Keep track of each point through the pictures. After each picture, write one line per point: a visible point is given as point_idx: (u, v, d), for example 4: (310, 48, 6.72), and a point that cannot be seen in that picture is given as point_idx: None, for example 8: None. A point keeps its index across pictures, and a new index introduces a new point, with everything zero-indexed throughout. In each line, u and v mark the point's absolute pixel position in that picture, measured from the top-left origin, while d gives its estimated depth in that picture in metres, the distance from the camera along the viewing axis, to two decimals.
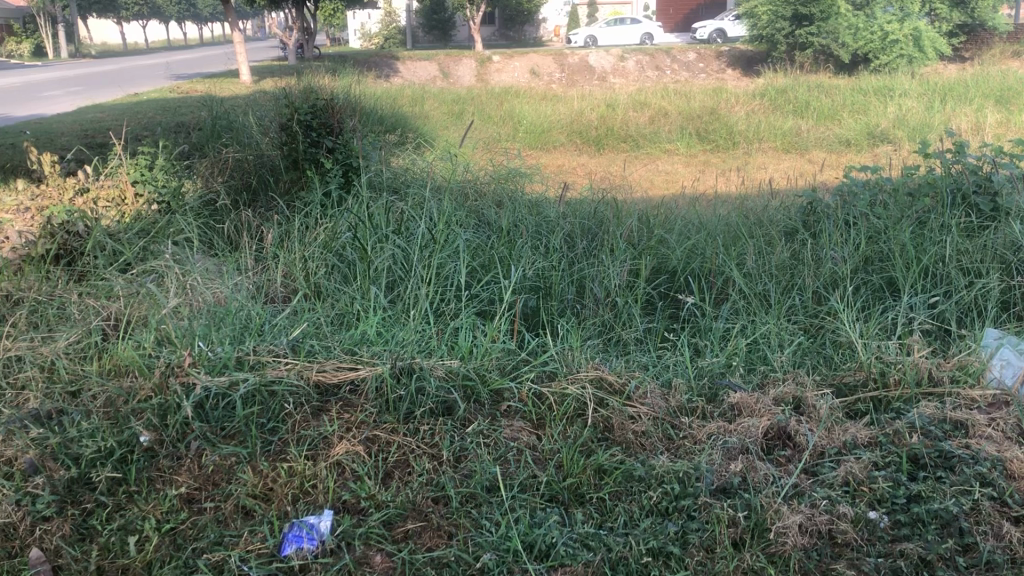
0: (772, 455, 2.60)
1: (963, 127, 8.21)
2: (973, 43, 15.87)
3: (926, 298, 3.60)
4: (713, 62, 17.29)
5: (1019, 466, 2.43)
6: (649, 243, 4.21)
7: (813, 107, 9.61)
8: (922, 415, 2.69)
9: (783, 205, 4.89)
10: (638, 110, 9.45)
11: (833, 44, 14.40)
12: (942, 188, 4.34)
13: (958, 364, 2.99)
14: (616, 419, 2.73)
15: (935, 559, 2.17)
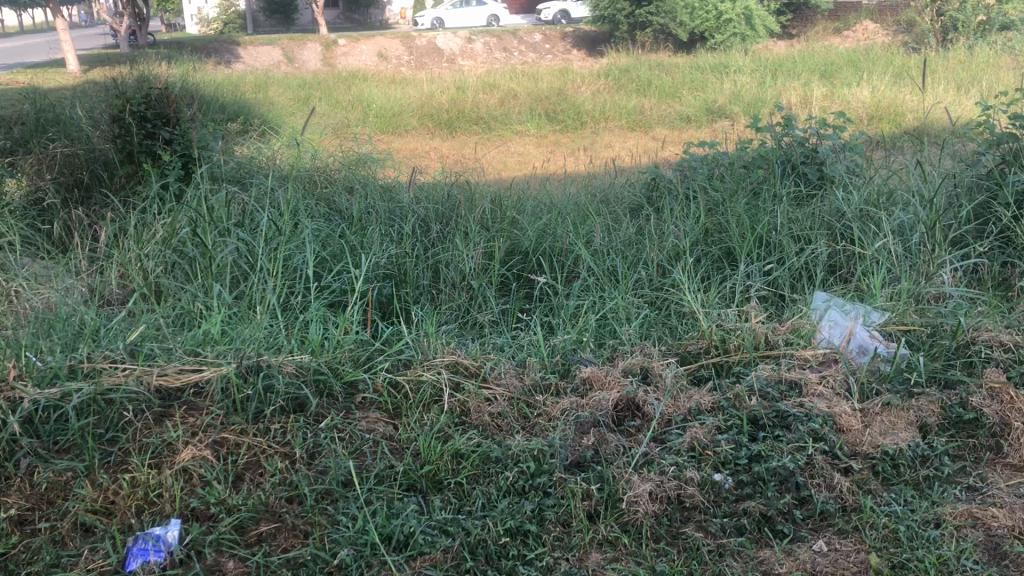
0: (622, 426, 2.67)
1: (792, 102, 8.65)
2: (799, 21, 16.77)
3: (761, 267, 3.80)
4: (558, 43, 17.45)
5: (846, 420, 2.59)
6: (500, 225, 4.23)
7: (655, 85, 9.91)
8: (760, 377, 2.82)
9: (629, 182, 5.03)
10: (488, 92, 9.48)
11: (671, 23, 14.91)
12: (773, 160, 4.55)
13: (792, 327, 3.14)
14: (473, 402, 2.74)
15: (775, 514, 2.30)
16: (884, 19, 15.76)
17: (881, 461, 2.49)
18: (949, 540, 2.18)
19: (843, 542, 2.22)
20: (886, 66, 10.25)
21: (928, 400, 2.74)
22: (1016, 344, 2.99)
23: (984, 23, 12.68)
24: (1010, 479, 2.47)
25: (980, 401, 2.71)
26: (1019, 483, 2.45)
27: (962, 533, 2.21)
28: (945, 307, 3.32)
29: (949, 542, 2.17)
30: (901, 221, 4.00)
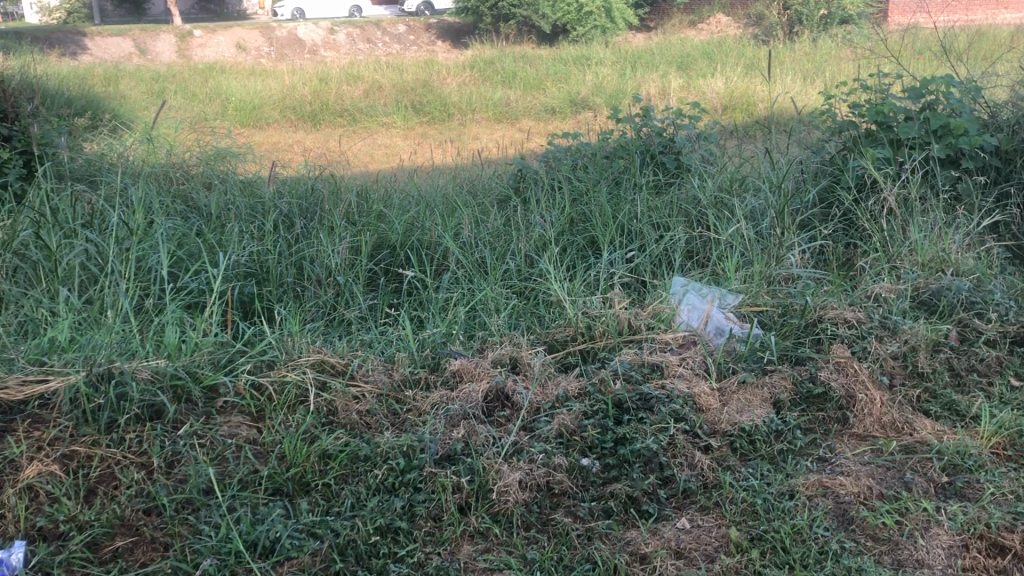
0: (492, 416, 2.68)
1: (651, 93, 8.88)
2: (656, 14, 17.29)
3: (623, 254, 3.89)
4: (423, 34, 17.32)
5: (706, 400, 2.69)
6: (366, 219, 4.17)
7: (519, 77, 9.98)
8: (624, 361, 2.89)
9: (495, 173, 5.05)
10: (352, 84, 9.32)
11: (534, 15, 15.04)
12: (633, 150, 4.66)
13: (654, 312, 3.23)
14: (340, 401, 2.69)
15: (641, 495, 2.36)
16: (735, 13, 16.37)
17: (739, 437, 2.59)
18: (802, 510, 2.29)
19: (704, 518, 2.31)
20: (738, 58, 10.66)
21: (780, 376, 2.88)
22: (858, 320, 3.16)
23: (825, 18, 13.39)
24: (856, 448, 2.61)
25: (828, 375, 2.85)
26: (864, 451, 2.59)
27: (813, 503, 2.32)
28: (794, 288, 3.48)
29: (802, 511, 2.28)
30: (753, 207, 4.18)
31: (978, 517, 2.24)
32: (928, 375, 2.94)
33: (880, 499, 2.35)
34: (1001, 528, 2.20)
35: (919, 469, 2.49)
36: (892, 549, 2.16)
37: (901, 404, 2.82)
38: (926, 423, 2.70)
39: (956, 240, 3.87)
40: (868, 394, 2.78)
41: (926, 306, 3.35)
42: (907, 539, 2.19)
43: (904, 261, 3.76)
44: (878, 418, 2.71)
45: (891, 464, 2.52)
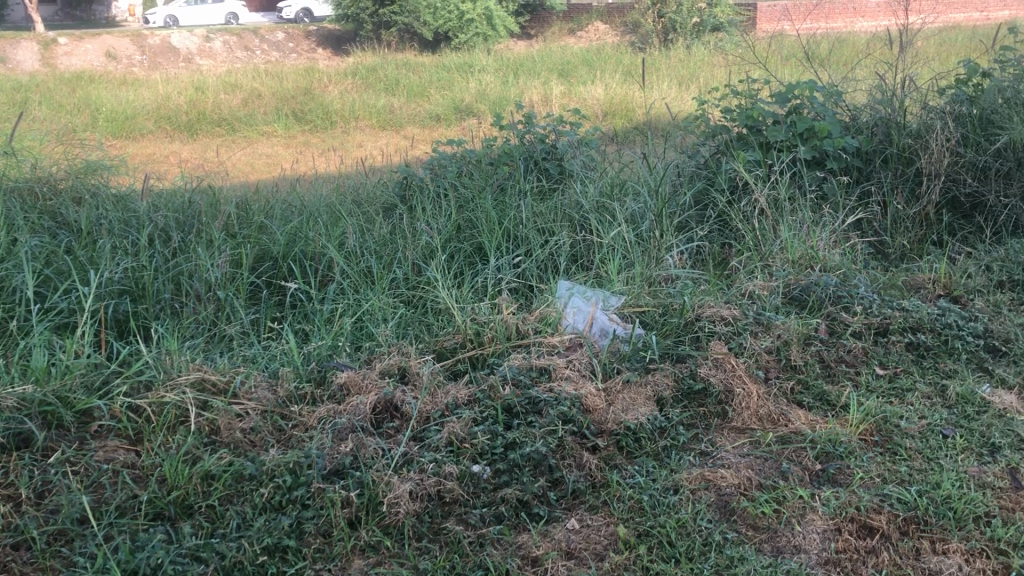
0: (381, 428, 2.66)
1: (534, 100, 8.98)
2: (536, 22, 17.59)
3: (509, 260, 3.92)
4: (303, 42, 17.05)
5: (592, 401, 2.73)
6: (247, 232, 4.07)
7: (402, 84, 9.94)
8: (512, 366, 2.91)
9: (380, 181, 5.01)
10: (229, 93, 9.09)
11: (415, 22, 14.98)
12: (517, 157, 4.70)
13: (541, 316, 3.26)
14: (223, 420, 2.61)
15: (531, 499, 2.38)
16: (612, 20, 16.74)
17: (625, 436, 2.65)
18: (686, 504, 2.36)
19: (593, 517, 2.35)
20: (616, 65, 10.90)
21: (663, 374, 2.95)
22: (734, 317, 3.28)
23: (698, 25, 13.88)
24: (736, 441, 2.70)
25: (707, 371, 2.95)
26: (743, 443, 2.69)
27: (697, 496, 2.40)
28: (674, 289, 3.58)
29: (686, 505, 2.35)
30: (633, 211, 4.27)
31: (849, 500, 2.35)
32: (801, 368, 3.07)
33: (759, 489, 2.44)
34: (870, 510, 2.31)
35: (795, 459, 2.59)
36: (771, 537, 2.25)
37: (777, 397, 2.94)
38: (800, 414, 2.82)
39: (823, 238, 4.06)
40: (746, 388, 2.88)
41: (796, 302, 3.50)
42: (785, 526, 2.28)
43: (776, 259, 3.92)
44: (755, 411, 2.81)
45: (768, 454, 2.62)
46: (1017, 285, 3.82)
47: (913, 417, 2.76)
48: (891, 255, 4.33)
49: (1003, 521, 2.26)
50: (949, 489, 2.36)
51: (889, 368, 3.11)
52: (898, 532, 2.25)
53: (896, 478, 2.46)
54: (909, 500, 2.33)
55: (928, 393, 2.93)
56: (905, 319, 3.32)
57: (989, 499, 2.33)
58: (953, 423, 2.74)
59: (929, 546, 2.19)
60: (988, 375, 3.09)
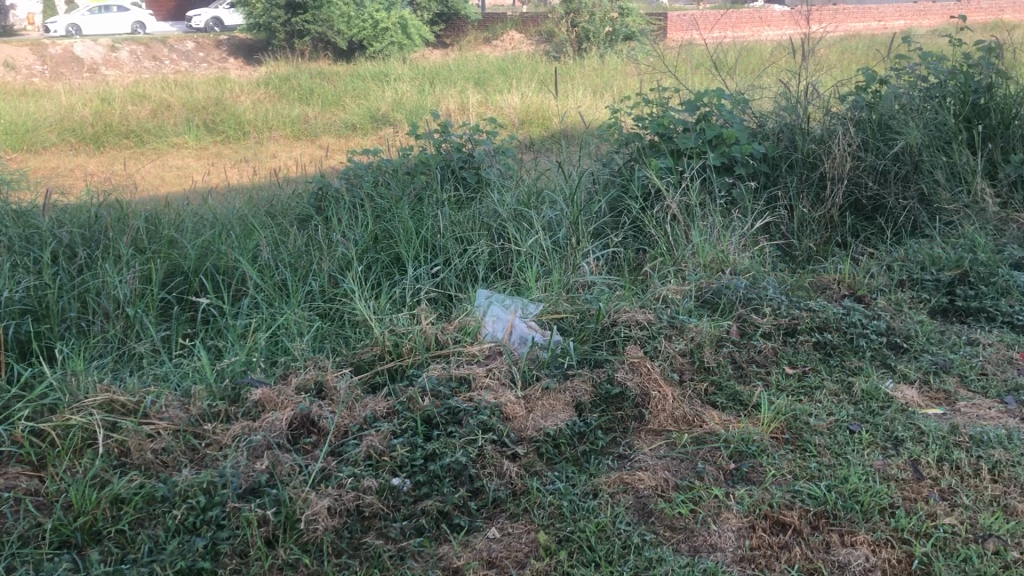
0: (298, 444, 2.61)
1: (450, 108, 8.97)
2: (452, 31, 17.64)
3: (427, 270, 3.91)
4: (213, 51, 16.71)
5: (512, 409, 2.73)
6: (156, 246, 3.96)
7: (317, 93, 9.82)
8: (431, 377, 2.89)
9: (294, 192, 4.94)
10: (137, 103, 8.86)
11: (329, 31, 14.80)
12: (433, 166, 4.70)
13: (460, 325, 3.26)
14: (133, 441, 2.53)
15: (451, 510, 2.37)
16: (527, 29, 16.88)
17: (544, 443, 2.66)
18: (605, 507, 2.39)
19: (514, 525, 2.36)
20: (531, 74, 10.99)
21: (581, 380, 2.98)
22: (649, 321, 3.34)
23: (611, 34, 14.11)
24: (652, 443, 2.75)
25: (624, 375, 2.99)
26: (660, 445, 2.73)
27: (615, 499, 2.43)
28: (591, 295, 3.62)
29: (605, 509, 2.38)
30: (550, 218, 4.31)
31: (762, 497, 2.41)
32: (714, 369, 3.14)
33: (675, 490, 2.48)
34: (782, 506, 2.38)
35: (709, 459, 2.65)
36: (688, 536, 2.29)
37: (692, 398, 3.00)
38: (714, 414, 2.88)
39: (733, 242, 4.16)
40: (661, 391, 2.93)
41: (708, 304, 3.58)
42: (701, 525, 2.32)
43: (689, 263, 4.00)
44: (671, 413, 2.86)
45: (684, 455, 2.67)
46: (916, 283, 3.96)
47: (822, 414, 2.85)
48: (798, 256, 4.45)
49: (907, 511, 2.35)
50: (856, 483, 2.44)
51: (798, 367, 3.20)
52: (809, 526, 2.32)
53: (806, 474, 2.53)
54: (818, 495, 2.41)
55: (835, 390, 3.03)
56: (812, 319, 3.42)
57: (893, 491, 2.42)
58: (859, 419, 2.84)
59: (839, 539, 2.26)
60: (890, 370, 3.21)
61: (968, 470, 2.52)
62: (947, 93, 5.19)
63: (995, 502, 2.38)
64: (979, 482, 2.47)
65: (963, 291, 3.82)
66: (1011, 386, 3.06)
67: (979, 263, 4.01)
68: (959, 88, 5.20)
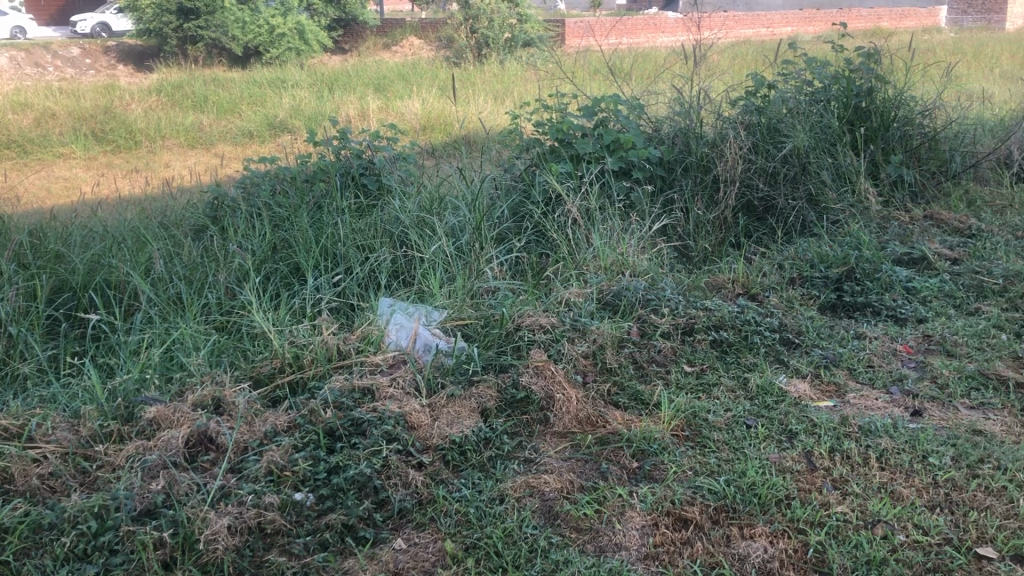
0: (195, 462, 2.53)
1: (350, 114, 8.86)
2: (350, 37, 17.46)
3: (328, 279, 3.85)
4: (101, 57, 16.08)
5: (416, 417, 2.71)
6: (41, 261, 3.80)
7: (212, 100, 9.57)
8: (334, 388, 2.84)
9: (189, 202, 4.80)
10: (19, 112, 8.46)
11: (224, 37, 14.43)
12: (333, 173, 4.63)
13: (362, 334, 3.22)
14: (17, 467, 2.43)
15: (356, 522, 2.34)
16: (426, 35, 16.84)
17: (450, 450, 2.65)
18: (512, 512, 2.40)
19: (421, 535, 2.34)
20: (432, 80, 10.96)
21: (486, 386, 2.98)
22: (552, 325, 3.36)
23: (509, 40, 14.23)
24: (557, 446, 2.77)
25: (528, 380, 3.00)
26: (565, 447, 2.75)
27: (522, 504, 2.44)
28: (494, 300, 3.62)
29: (512, 514, 2.39)
30: (452, 224, 4.30)
31: (665, 495, 2.46)
32: (616, 370, 3.19)
33: (581, 491, 2.51)
34: (683, 503, 2.43)
35: (613, 459, 2.69)
36: (593, 537, 2.32)
37: (595, 399, 3.03)
38: (617, 414, 2.92)
39: (632, 245, 4.24)
40: (565, 393, 2.95)
41: (609, 306, 3.63)
42: (606, 525, 2.35)
43: (590, 266, 4.05)
44: (575, 415, 2.88)
45: (588, 457, 2.69)
46: (806, 280, 4.10)
47: (720, 410, 2.93)
48: (694, 257, 4.56)
49: (801, 502, 2.43)
50: (753, 476, 2.52)
51: (696, 365, 3.28)
52: (710, 521, 2.37)
53: (706, 470, 2.59)
54: (718, 490, 2.47)
55: (732, 387, 3.11)
56: (708, 318, 3.51)
57: (789, 482, 2.50)
58: (755, 413, 2.92)
59: (738, 532, 2.32)
60: (784, 366, 3.32)
61: (857, 459, 2.62)
62: (831, 96, 5.40)
63: (883, 488, 2.49)
64: (868, 470, 2.57)
65: (849, 287, 3.98)
66: (895, 377, 3.20)
67: (864, 260, 4.18)
68: (843, 92, 5.41)
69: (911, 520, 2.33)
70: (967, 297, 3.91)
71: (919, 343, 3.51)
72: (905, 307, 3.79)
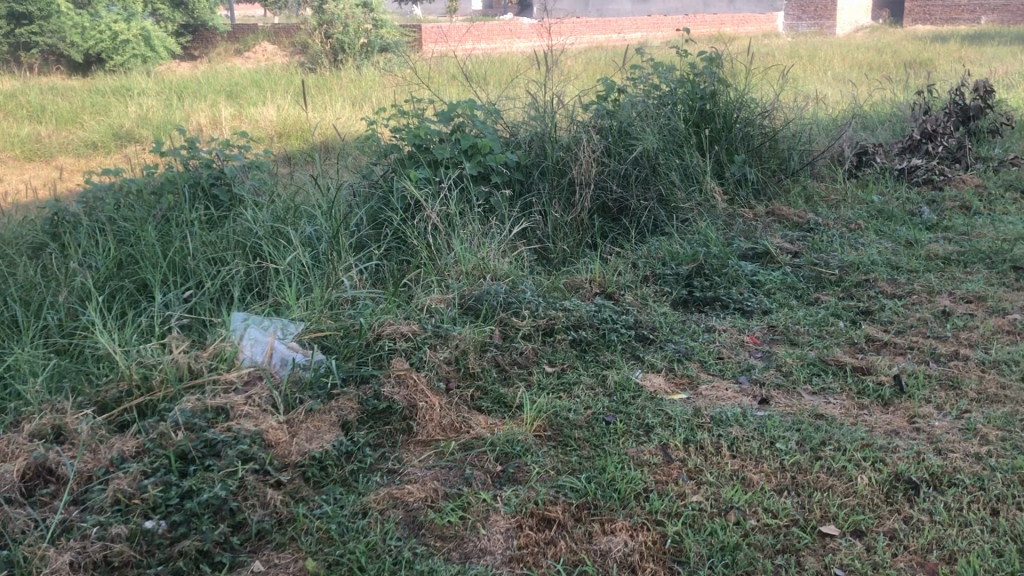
0: (34, 496, 2.39)
1: (202, 122, 8.54)
2: (199, 42, 16.92)
3: (178, 295, 3.69)
4: None
5: (274, 435, 2.63)
6: None
7: (50, 110, 9.03)
8: (185, 410, 2.72)
9: (24, 219, 4.50)
10: None
11: (61, 43, 13.59)
12: (181, 185, 4.45)
13: (215, 352, 3.09)
14: None
15: (212, 547, 2.24)
16: (280, 41, 16.45)
17: (311, 467, 2.59)
18: (375, 525, 2.37)
19: (281, 555, 2.27)
20: (287, 86, 10.70)
21: (346, 398, 2.93)
22: (413, 332, 3.33)
23: (366, 46, 14.06)
24: (421, 454, 2.74)
25: (390, 390, 2.96)
26: (428, 455, 2.73)
27: (385, 516, 2.41)
28: (354, 310, 3.56)
29: (375, 527, 2.35)
30: (308, 233, 4.20)
31: (528, 496, 2.48)
32: (478, 374, 3.19)
33: (445, 499, 2.49)
34: (546, 503, 2.45)
35: (476, 463, 2.68)
36: (458, 544, 2.31)
37: (458, 405, 3.03)
38: (479, 419, 2.93)
39: (492, 249, 4.26)
40: (428, 401, 2.93)
41: (471, 311, 3.63)
42: (471, 531, 2.35)
43: (451, 272, 4.04)
44: (438, 422, 2.86)
45: (452, 463, 2.68)
46: (659, 278, 4.23)
47: (579, 408, 2.98)
48: (553, 259, 4.62)
49: (659, 493, 2.50)
50: (613, 472, 2.57)
51: (557, 365, 3.33)
52: (572, 519, 2.41)
53: (568, 468, 2.63)
54: (580, 487, 2.51)
55: (592, 385, 3.18)
56: (567, 318, 3.57)
57: (647, 476, 2.57)
58: (614, 409, 2.99)
59: (599, 528, 2.36)
60: (639, 362, 3.41)
61: (710, 448, 2.72)
62: (677, 100, 5.61)
63: (735, 476, 2.59)
64: (720, 458, 2.67)
65: (700, 283, 4.13)
66: (744, 367, 3.34)
67: (712, 256, 4.36)
68: (688, 95, 5.65)
69: (761, 505, 2.44)
70: (807, 288, 4.13)
71: (765, 333, 3.68)
72: (752, 299, 3.97)
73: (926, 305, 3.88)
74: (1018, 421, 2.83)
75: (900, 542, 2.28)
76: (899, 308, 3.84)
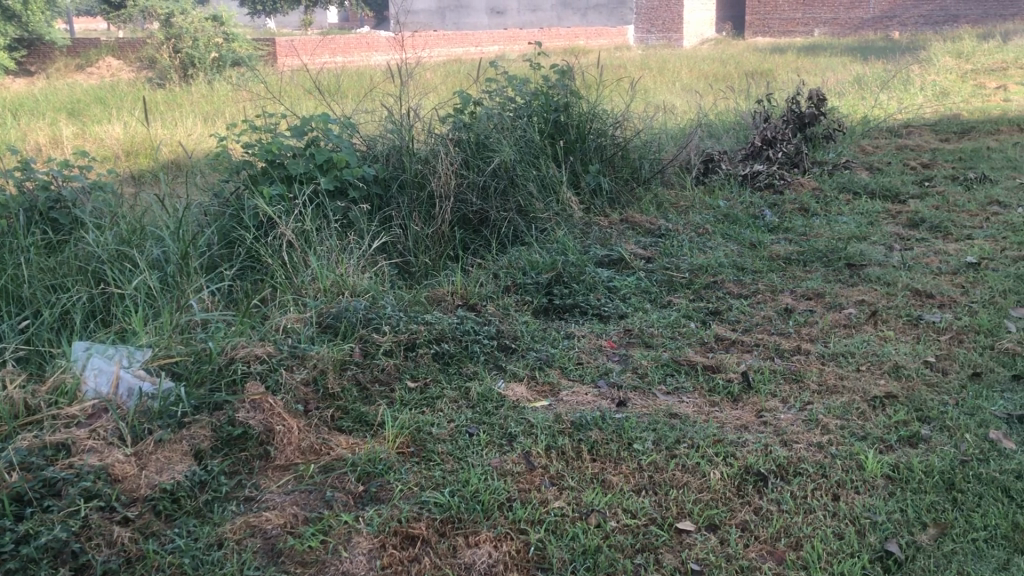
0: None
1: (39, 141, 8.06)
2: (35, 57, 16.02)
3: (12, 326, 3.46)
4: None
5: (120, 468, 2.50)
6: None
7: None
8: (20, 448, 2.54)
9: None
10: None
11: None
12: (14, 208, 4.18)
13: (54, 386, 2.90)
14: None
15: None
16: (126, 55, 15.76)
17: (161, 500, 2.47)
18: (231, 557, 2.29)
19: None
20: (133, 102, 10.25)
21: (198, 426, 2.81)
22: (269, 353, 3.23)
23: (217, 59, 13.63)
24: (280, 479, 2.67)
25: (245, 415, 2.86)
26: (287, 480, 2.66)
27: (242, 546, 2.33)
28: (207, 333, 3.43)
29: (231, 559, 2.28)
30: (155, 256, 4.03)
31: (391, 515, 2.45)
32: (339, 394, 3.13)
33: (305, 524, 2.43)
34: (410, 520, 2.43)
35: (338, 485, 2.63)
36: (320, 569, 2.25)
37: (318, 427, 2.96)
38: (340, 439, 2.87)
39: (350, 264, 4.20)
40: (286, 424, 2.85)
41: (330, 329, 3.56)
42: (333, 554, 2.29)
43: (308, 291, 3.96)
44: (297, 446, 2.79)
45: (312, 487, 2.62)
46: (520, 287, 4.28)
47: (442, 422, 2.97)
48: (415, 273, 4.60)
49: (522, 502, 2.52)
50: (476, 484, 2.57)
51: (419, 380, 3.31)
52: (436, 534, 2.39)
53: (431, 484, 2.61)
54: (444, 502, 2.50)
55: (454, 398, 3.17)
56: (429, 331, 3.55)
57: (510, 485, 2.58)
58: (476, 421, 3.00)
59: (464, 541, 2.36)
60: (501, 372, 3.43)
61: (571, 453, 2.77)
62: (532, 112, 5.71)
63: (595, 479, 2.64)
64: (581, 463, 2.72)
65: (559, 291, 4.20)
66: (602, 371, 3.42)
67: (570, 264, 4.44)
68: (542, 107, 5.75)
69: (621, 506, 2.49)
70: (660, 292, 4.26)
71: (621, 337, 3.77)
72: (608, 305, 4.07)
73: (771, 303, 4.08)
74: (854, 410, 3.01)
75: (751, 532, 2.38)
76: (745, 307, 4.02)
